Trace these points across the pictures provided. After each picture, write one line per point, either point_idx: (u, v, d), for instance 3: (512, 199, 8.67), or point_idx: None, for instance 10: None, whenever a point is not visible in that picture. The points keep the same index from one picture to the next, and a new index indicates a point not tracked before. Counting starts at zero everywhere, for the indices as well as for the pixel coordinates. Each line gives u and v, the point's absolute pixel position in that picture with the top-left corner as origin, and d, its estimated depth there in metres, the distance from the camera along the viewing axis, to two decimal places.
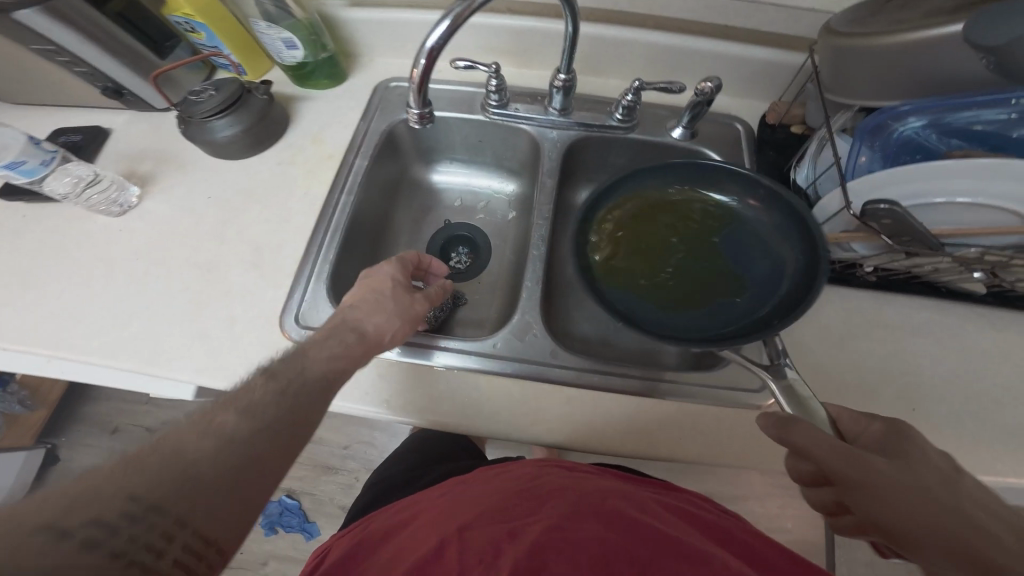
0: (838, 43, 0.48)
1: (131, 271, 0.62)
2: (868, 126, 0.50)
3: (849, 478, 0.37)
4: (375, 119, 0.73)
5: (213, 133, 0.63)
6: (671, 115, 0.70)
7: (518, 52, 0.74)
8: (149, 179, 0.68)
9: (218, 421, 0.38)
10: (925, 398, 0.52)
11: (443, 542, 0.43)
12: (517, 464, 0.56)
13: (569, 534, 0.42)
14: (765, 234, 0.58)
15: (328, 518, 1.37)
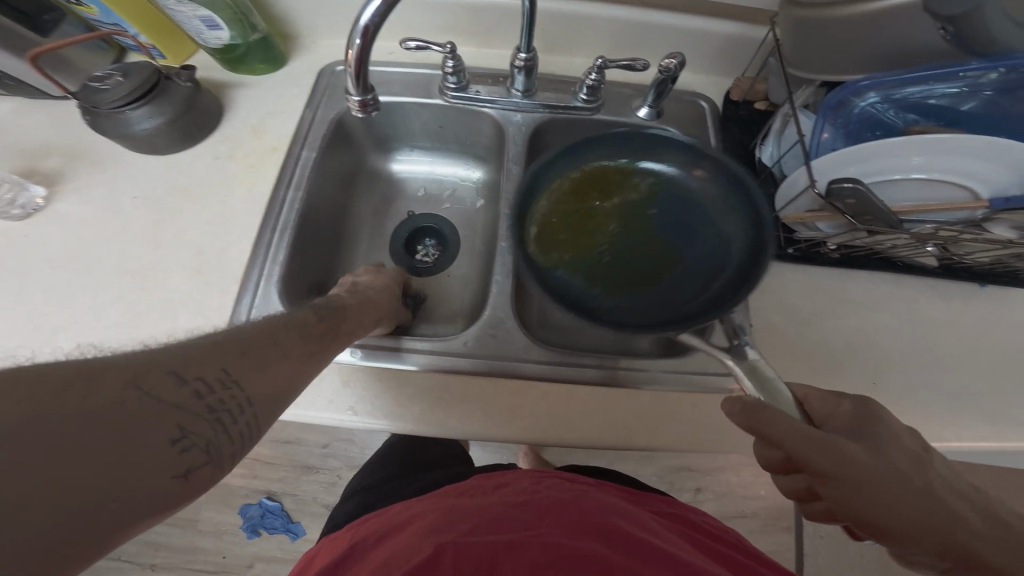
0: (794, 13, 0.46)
1: (51, 282, 0.56)
2: (831, 103, 0.48)
3: (826, 468, 0.36)
4: (324, 106, 0.68)
5: (126, 124, 0.56)
6: (634, 93, 0.68)
7: (475, 29, 0.70)
8: (56, 177, 0.61)
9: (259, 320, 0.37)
10: (885, 372, 0.53)
11: (438, 553, 0.42)
12: (514, 474, 0.55)
13: (572, 551, 0.42)
14: (701, 206, 0.57)
15: (312, 517, 1.35)
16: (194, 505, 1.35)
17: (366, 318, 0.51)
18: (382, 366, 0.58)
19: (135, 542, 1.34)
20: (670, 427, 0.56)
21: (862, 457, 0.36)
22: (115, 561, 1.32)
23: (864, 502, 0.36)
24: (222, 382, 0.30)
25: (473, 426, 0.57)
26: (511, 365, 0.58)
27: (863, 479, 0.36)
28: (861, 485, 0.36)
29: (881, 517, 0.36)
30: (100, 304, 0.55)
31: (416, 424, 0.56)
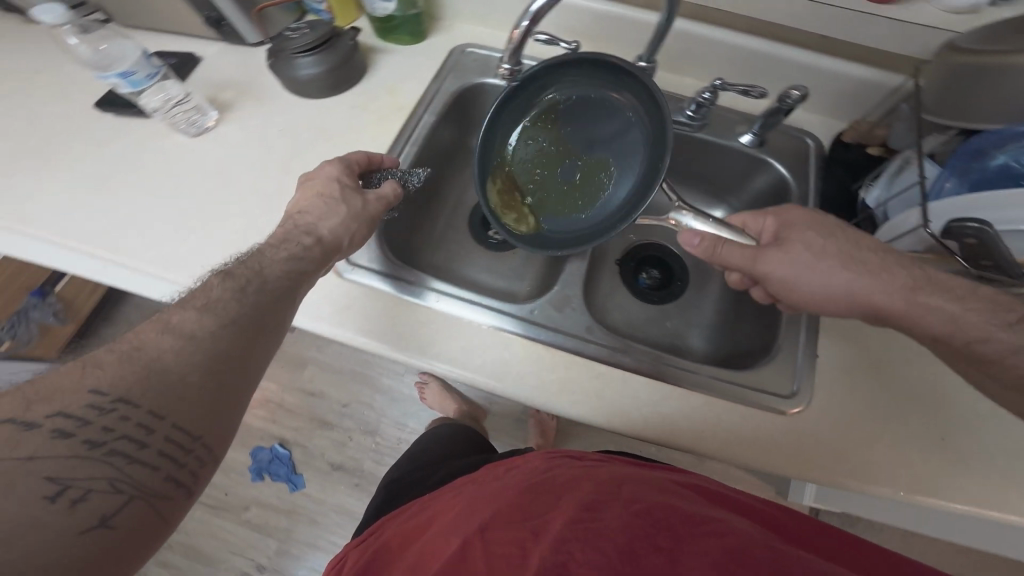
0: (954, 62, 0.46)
1: (197, 190, 0.64)
2: (965, 150, 0.49)
3: (762, 274, 0.53)
4: (449, 79, 0.74)
5: (302, 67, 0.64)
6: (742, 119, 0.70)
7: (600, 36, 0.75)
8: (228, 106, 0.70)
9: (176, 320, 0.42)
10: (952, 429, 0.55)
11: (466, 546, 0.41)
12: (525, 459, 0.56)
13: (593, 523, 0.39)
14: (605, 96, 0.68)
15: (316, 472, 1.40)
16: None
17: (332, 217, 0.55)
18: (404, 297, 0.63)
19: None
20: (717, 437, 0.57)
21: (793, 252, 0.51)
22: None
23: (796, 288, 0.51)
24: (109, 409, 0.36)
25: (525, 390, 0.60)
26: (574, 343, 0.62)
27: (800, 274, 0.51)
28: (800, 278, 0.51)
29: (810, 294, 0.51)
30: (231, 215, 0.62)
31: (475, 374, 0.61)
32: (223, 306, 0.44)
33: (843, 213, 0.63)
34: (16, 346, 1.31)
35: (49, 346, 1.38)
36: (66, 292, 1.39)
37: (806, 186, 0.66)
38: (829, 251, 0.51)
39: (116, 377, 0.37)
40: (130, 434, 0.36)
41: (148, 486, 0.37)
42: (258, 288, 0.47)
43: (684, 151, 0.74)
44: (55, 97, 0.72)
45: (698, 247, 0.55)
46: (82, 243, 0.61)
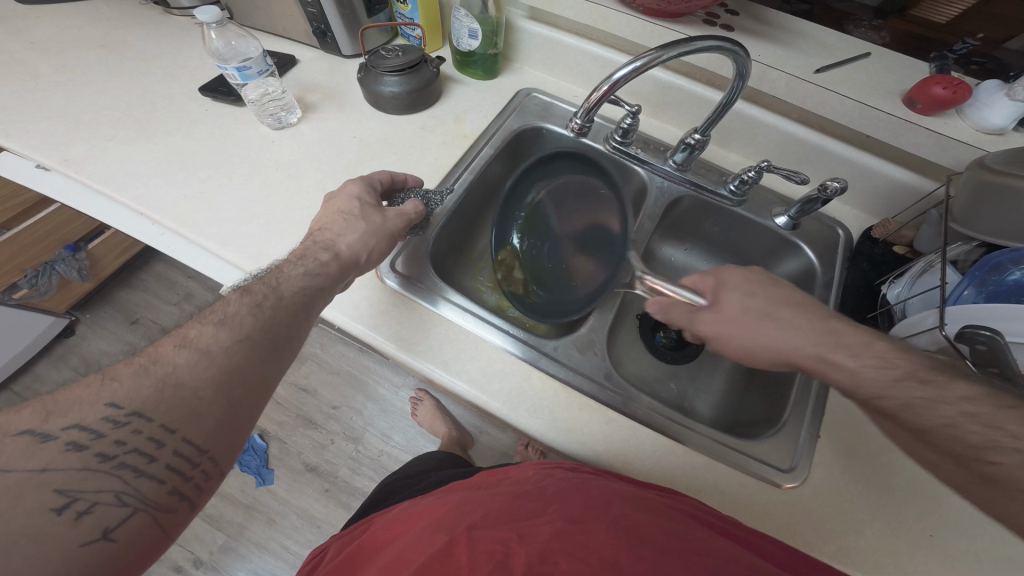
0: (984, 178, 0.50)
1: (266, 178, 0.69)
2: (985, 262, 0.50)
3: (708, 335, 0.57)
4: (511, 117, 0.80)
5: (395, 82, 0.71)
6: (779, 202, 0.75)
7: (656, 103, 0.81)
8: (312, 107, 0.76)
9: (194, 335, 0.45)
10: (942, 528, 0.55)
11: (453, 543, 0.42)
12: (516, 471, 0.57)
13: (578, 537, 0.41)
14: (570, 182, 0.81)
15: (288, 470, 1.38)
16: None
17: (348, 231, 0.59)
18: (422, 303, 0.67)
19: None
20: (711, 499, 0.58)
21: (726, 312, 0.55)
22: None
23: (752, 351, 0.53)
24: (124, 422, 0.39)
25: (538, 422, 0.62)
26: (586, 383, 0.64)
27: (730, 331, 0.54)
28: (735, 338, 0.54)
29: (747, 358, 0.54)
30: (291, 206, 0.67)
31: (491, 398, 0.62)
32: (241, 322, 0.48)
33: (864, 304, 0.65)
34: (32, 295, 1.31)
35: (63, 299, 1.41)
36: (97, 250, 1.42)
37: (830, 275, 0.70)
38: (751, 313, 0.53)
39: (132, 392, 0.41)
40: (141, 448, 0.39)
41: (153, 500, 0.40)
42: (274, 304, 0.51)
43: (718, 222, 0.79)
44: (161, 75, 0.80)
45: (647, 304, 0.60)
46: (151, 208, 0.66)
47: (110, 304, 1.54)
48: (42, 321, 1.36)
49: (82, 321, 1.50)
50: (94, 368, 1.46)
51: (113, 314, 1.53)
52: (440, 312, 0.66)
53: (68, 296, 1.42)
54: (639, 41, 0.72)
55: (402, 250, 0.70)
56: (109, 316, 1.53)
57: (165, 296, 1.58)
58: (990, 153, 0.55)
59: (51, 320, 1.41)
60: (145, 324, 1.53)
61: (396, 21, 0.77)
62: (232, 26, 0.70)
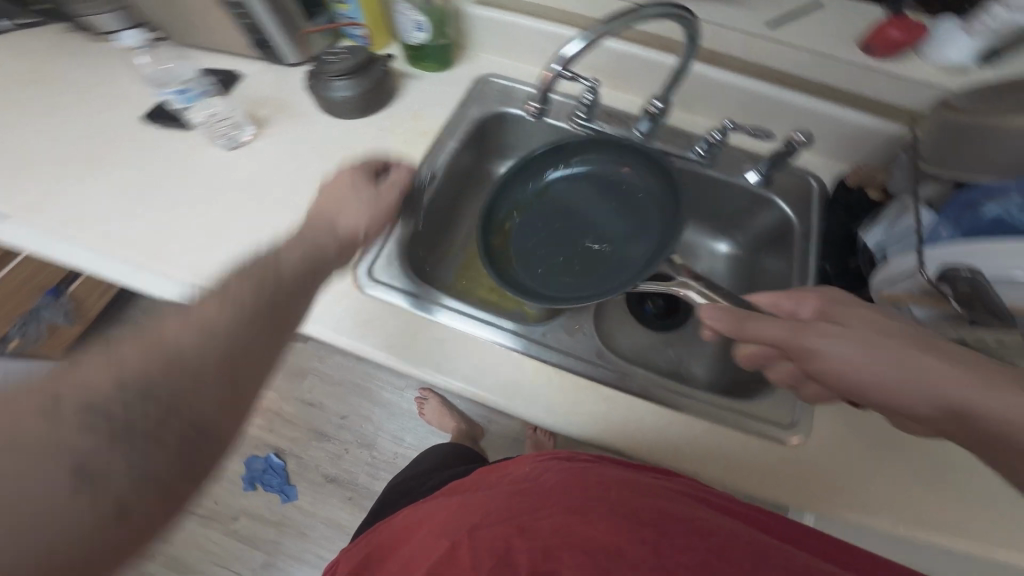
0: (949, 117, 0.50)
1: (228, 201, 0.67)
2: None
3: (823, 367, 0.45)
4: (473, 107, 0.79)
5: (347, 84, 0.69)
6: (748, 159, 0.74)
7: (616, 74, 0.79)
8: (265, 122, 0.74)
9: (172, 334, 0.37)
10: (936, 470, 0.56)
11: (454, 549, 0.43)
12: (516, 463, 0.59)
13: (579, 530, 0.41)
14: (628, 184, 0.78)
15: (310, 483, 1.39)
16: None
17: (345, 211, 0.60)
18: (409, 308, 0.66)
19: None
20: (717, 464, 0.58)
21: (828, 335, 0.43)
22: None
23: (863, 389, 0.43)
24: (137, 395, 0.33)
25: (538, 409, 0.62)
26: (580, 365, 0.63)
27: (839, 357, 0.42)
28: (848, 369, 0.42)
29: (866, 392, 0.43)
30: (256, 227, 0.66)
31: (488, 393, 0.62)
32: (241, 306, 0.41)
33: (844, 252, 0.65)
34: (24, 344, 1.30)
35: (55, 345, 1.39)
36: (77, 292, 1.39)
37: (807, 224, 0.70)
38: (884, 330, 0.42)
39: (134, 365, 0.34)
40: (142, 423, 0.33)
41: (159, 426, 0.33)
42: (270, 286, 0.45)
43: (692, 187, 0.78)
44: (106, 104, 0.77)
45: (715, 325, 0.50)
46: (115, 248, 0.64)
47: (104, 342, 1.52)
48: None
49: None
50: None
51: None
52: (422, 317, 0.66)
53: (61, 341, 1.41)
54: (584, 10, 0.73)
55: (382, 251, 0.69)
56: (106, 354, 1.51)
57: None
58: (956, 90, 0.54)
59: None
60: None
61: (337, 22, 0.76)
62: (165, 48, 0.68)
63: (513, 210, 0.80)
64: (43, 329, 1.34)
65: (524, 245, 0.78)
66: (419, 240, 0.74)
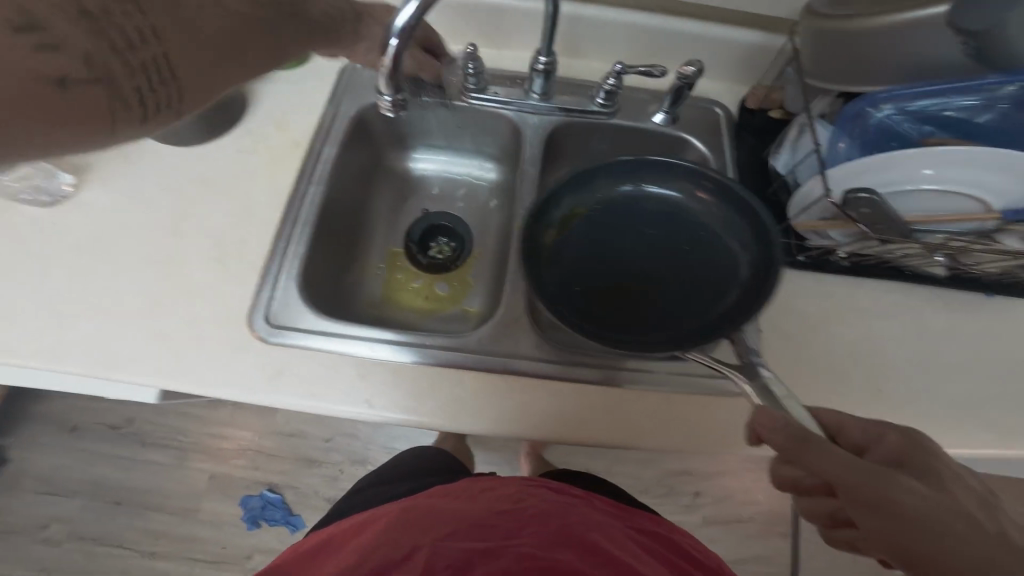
0: (817, 24, 0.49)
1: (77, 269, 0.60)
2: (847, 114, 0.50)
3: (871, 497, 0.37)
4: (347, 102, 0.72)
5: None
6: (652, 99, 0.69)
7: (493, 31, 0.72)
8: (82, 167, 0.65)
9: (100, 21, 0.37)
10: (888, 380, 0.54)
11: (412, 553, 0.43)
12: (501, 478, 0.53)
13: (548, 565, 0.42)
14: (708, 217, 0.62)
15: (312, 511, 1.24)
16: (195, 495, 1.23)
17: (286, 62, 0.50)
18: (326, 346, 0.58)
19: (132, 528, 1.21)
20: (679, 432, 0.56)
21: (909, 489, 0.37)
22: (114, 548, 1.19)
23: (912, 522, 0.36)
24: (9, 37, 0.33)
25: (484, 424, 0.56)
26: (519, 363, 0.58)
27: (919, 531, 0.36)
28: (914, 538, 0.36)
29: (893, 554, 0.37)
30: (120, 291, 0.59)
31: (426, 418, 0.56)
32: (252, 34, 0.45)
33: (762, 183, 0.62)
34: None
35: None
36: None
37: (723, 160, 0.65)
38: (955, 514, 0.37)
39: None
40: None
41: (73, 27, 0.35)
42: (277, 7, 0.48)
43: (605, 139, 0.71)
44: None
45: (775, 435, 0.40)
46: None
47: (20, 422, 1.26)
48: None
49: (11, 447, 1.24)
50: (57, 484, 1.23)
51: (37, 428, 1.25)
52: (346, 348, 0.58)
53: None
54: None
55: (283, 281, 0.61)
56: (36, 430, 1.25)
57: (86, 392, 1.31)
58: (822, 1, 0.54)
59: None
60: (87, 428, 1.27)
61: None
62: None
63: (574, 210, 0.63)
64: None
65: (577, 256, 0.61)
66: (326, 256, 0.68)
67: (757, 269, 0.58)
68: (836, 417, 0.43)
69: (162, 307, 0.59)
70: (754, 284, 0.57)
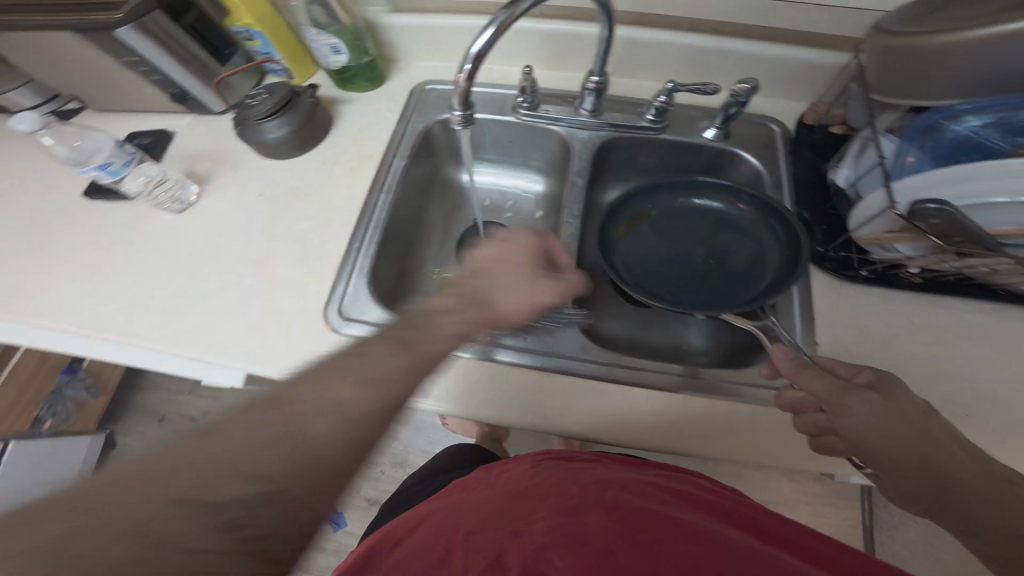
0: (886, 42, 0.48)
1: (191, 266, 0.69)
2: (918, 126, 0.50)
3: (834, 403, 0.43)
4: (412, 120, 0.79)
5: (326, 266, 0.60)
6: (703, 115, 0.71)
7: (551, 55, 0.77)
8: (207, 178, 0.77)
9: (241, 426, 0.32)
10: (975, 404, 0.50)
11: (450, 551, 0.41)
12: (516, 462, 0.57)
13: (572, 531, 0.40)
14: (749, 227, 0.66)
15: (357, 510, 1.29)
16: None
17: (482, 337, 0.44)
18: None
19: None
20: (729, 438, 0.55)
21: (873, 403, 0.42)
22: None
23: (871, 430, 0.42)
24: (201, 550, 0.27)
25: (533, 419, 0.59)
26: (570, 363, 0.60)
27: (873, 428, 0.41)
28: (870, 433, 0.41)
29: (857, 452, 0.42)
30: (223, 284, 0.67)
31: (477, 410, 0.59)
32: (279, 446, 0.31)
33: (818, 195, 0.62)
34: (56, 425, 1.31)
35: (88, 419, 1.37)
36: (95, 367, 1.42)
37: (777, 172, 0.66)
38: (907, 427, 0.41)
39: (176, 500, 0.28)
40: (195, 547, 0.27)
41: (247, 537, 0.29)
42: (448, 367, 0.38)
43: (653, 153, 0.73)
44: (40, 188, 0.78)
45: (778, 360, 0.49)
46: (92, 330, 0.65)
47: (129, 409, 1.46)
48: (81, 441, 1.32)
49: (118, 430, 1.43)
50: None
51: (140, 417, 1.47)
52: None
53: (93, 414, 1.38)
54: None
55: (347, 279, 0.66)
56: (137, 419, 1.47)
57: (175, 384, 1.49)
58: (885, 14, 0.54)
59: (89, 438, 1.36)
60: (174, 419, 1.46)
61: (255, 61, 0.77)
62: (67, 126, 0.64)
63: (639, 213, 0.69)
64: (72, 406, 1.35)
65: (637, 255, 0.68)
66: (392, 258, 0.75)
67: (780, 265, 0.62)
68: (832, 361, 0.48)
69: (258, 299, 0.66)
70: (776, 280, 0.61)
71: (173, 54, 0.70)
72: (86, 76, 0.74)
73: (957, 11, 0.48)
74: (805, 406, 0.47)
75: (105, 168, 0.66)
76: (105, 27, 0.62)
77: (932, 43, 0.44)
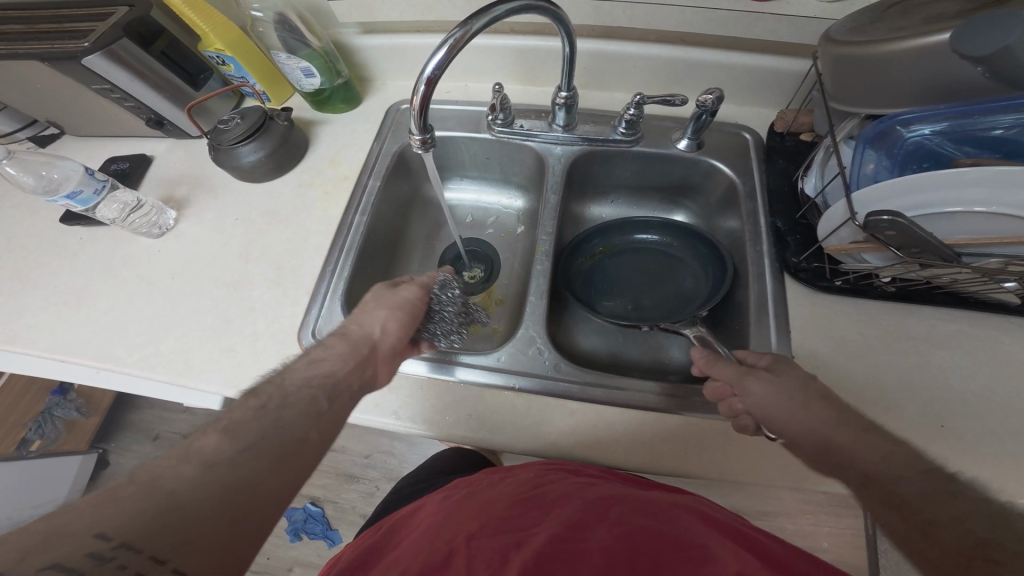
0: (838, 52, 0.48)
1: (167, 290, 0.69)
2: (869, 135, 0.49)
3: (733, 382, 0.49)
4: (388, 139, 0.79)
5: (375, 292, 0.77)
6: (677, 126, 0.71)
7: (523, 71, 0.78)
8: (184, 203, 0.77)
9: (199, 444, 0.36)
10: (955, 415, 0.49)
11: (451, 554, 0.40)
12: (521, 467, 0.56)
13: (574, 545, 0.39)
14: (683, 255, 0.73)
15: (350, 526, 1.27)
16: None
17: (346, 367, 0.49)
18: None
19: None
20: (705, 458, 0.53)
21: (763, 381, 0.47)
22: None
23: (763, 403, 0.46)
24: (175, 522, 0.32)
25: (506, 439, 0.57)
26: (542, 382, 0.58)
27: (767, 406, 0.46)
28: (766, 411, 0.46)
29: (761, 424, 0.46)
30: (200, 308, 0.67)
31: (450, 433, 0.58)
32: (245, 427, 0.39)
33: (790, 205, 0.61)
34: (46, 443, 1.32)
35: (79, 439, 1.36)
36: (87, 386, 1.42)
37: (751, 183, 0.65)
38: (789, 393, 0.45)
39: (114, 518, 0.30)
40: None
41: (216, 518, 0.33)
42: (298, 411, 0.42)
43: (629, 166, 0.73)
44: (22, 215, 0.78)
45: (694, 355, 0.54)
46: (68, 354, 0.65)
47: (121, 428, 1.46)
48: (71, 464, 1.30)
49: (110, 450, 1.42)
50: None
51: (133, 436, 1.46)
52: None
53: (85, 433, 1.38)
54: (452, 14, 0.75)
55: (320, 300, 0.66)
56: (130, 439, 1.45)
57: (166, 403, 1.48)
58: (839, 20, 0.54)
59: (82, 457, 1.34)
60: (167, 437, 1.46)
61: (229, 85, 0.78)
62: (33, 157, 0.64)
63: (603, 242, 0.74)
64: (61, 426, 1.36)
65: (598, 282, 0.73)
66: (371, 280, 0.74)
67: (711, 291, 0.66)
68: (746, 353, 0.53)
69: (233, 321, 0.65)
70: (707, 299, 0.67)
71: (145, 78, 0.70)
72: (65, 104, 0.75)
73: (894, 18, 0.48)
74: (720, 393, 0.50)
75: (74, 197, 0.66)
76: (72, 57, 0.63)
77: (883, 52, 0.44)
